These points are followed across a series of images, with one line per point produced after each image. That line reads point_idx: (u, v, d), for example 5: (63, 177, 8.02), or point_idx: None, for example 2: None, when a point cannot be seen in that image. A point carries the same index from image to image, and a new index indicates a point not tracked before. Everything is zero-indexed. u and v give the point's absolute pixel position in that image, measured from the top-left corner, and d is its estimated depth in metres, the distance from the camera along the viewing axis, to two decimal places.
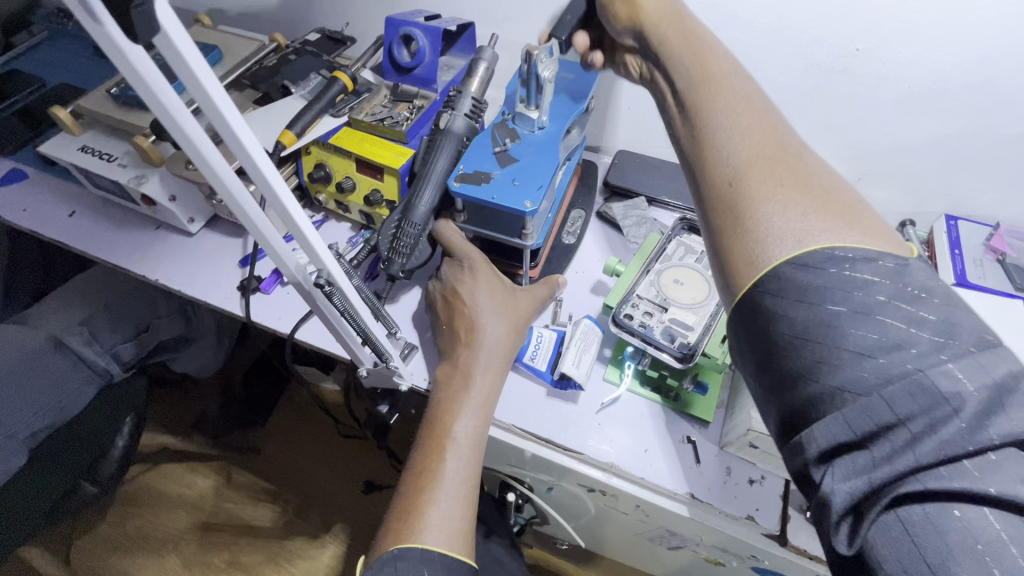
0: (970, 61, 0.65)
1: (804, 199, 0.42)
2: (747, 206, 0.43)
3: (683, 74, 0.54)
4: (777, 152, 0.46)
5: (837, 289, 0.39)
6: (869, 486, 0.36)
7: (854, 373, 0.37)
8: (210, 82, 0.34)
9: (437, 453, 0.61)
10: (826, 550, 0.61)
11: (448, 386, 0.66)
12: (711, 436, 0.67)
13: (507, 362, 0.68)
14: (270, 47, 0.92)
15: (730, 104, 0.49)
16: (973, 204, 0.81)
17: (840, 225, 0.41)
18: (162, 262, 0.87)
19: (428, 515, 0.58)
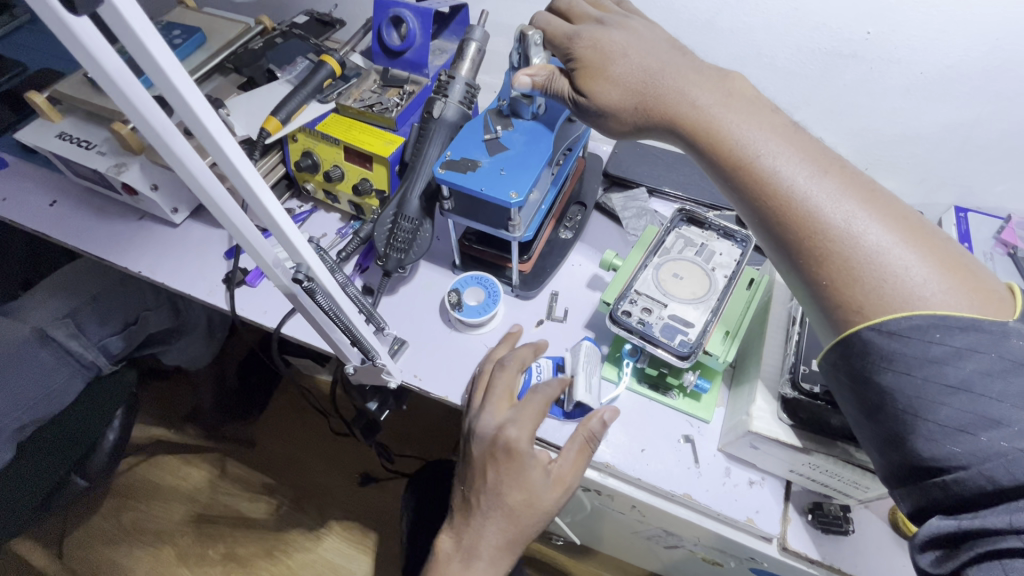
0: (988, 45, 0.62)
1: (897, 258, 0.40)
2: (833, 262, 0.42)
3: (697, 112, 0.51)
4: (871, 203, 0.43)
5: (936, 355, 0.37)
6: (958, 528, 0.37)
7: (961, 443, 0.37)
8: (166, 59, 0.31)
9: None
10: (829, 555, 0.58)
11: (447, 566, 0.59)
12: (710, 435, 0.65)
13: (523, 541, 0.60)
14: (256, 29, 0.88)
15: (769, 149, 0.46)
16: (985, 195, 0.78)
17: (950, 278, 0.39)
18: (146, 253, 0.84)
19: None
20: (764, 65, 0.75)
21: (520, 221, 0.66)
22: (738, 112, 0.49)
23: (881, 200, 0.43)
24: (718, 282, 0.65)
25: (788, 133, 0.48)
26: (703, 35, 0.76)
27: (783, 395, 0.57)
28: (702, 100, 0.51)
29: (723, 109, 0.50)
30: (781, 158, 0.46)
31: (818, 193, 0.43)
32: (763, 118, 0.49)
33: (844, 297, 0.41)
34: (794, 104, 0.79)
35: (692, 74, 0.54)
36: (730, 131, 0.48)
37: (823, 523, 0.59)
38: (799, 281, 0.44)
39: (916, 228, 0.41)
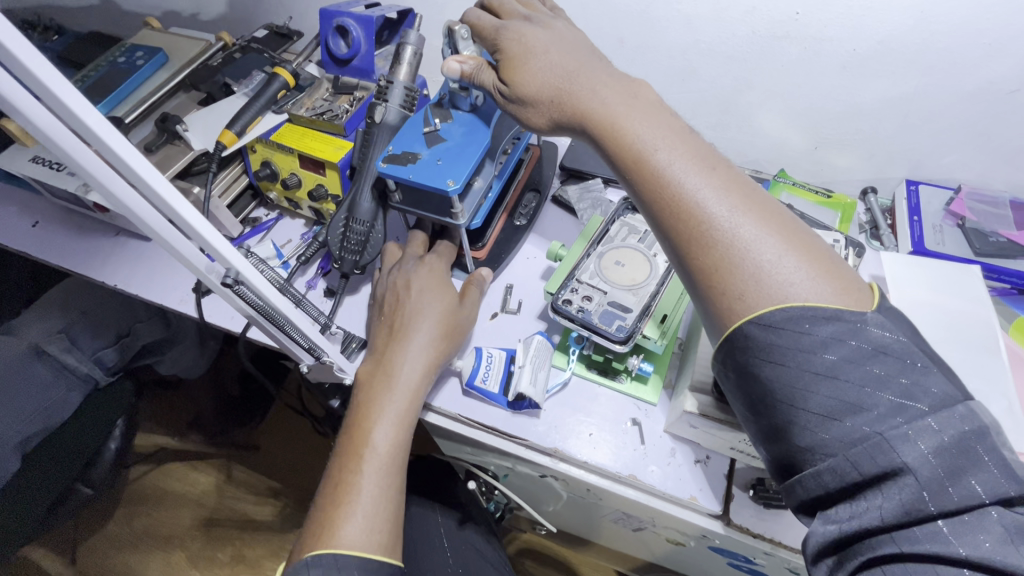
0: (913, 17, 0.63)
1: (771, 251, 0.43)
2: (716, 255, 0.45)
3: (602, 111, 0.54)
4: (749, 202, 0.46)
5: (806, 344, 0.40)
6: (840, 533, 0.39)
7: (830, 430, 0.40)
8: (45, 71, 0.34)
9: (354, 463, 0.56)
10: (771, 529, 0.59)
11: (369, 391, 0.61)
12: (657, 417, 0.66)
13: (442, 358, 0.64)
14: (216, 46, 0.91)
15: (664, 147, 0.50)
16: (935, 166, 0.78)
17: (814, 271, 0.43)
18: (123, 268, 0.88)
19: (355, 490, 0.55)
20: (703, 52, 0.76)
21: (463, 210, 0.67)
22: (637, 110, 0.53)
23: (758, 199, 0.47)
24: (659, 267, 0.66)
25: (678, 136, 0.51)
26: (641, 25, 0.76)
27: None
28: (607, 100, 0.54)
29: (625, 107, 0.53)
30: (674, 156, 0.49)
31: (702, 188, 0.47)
32: (660, 120, 0.52)
33: (725, 289, 0.44)
34: (738, 89, 0.79)
35: (591, 74, 0.57)
36: (630, 127, 0.51)
37: (765, 498, 0.59)
38: (688, 275, 0.47)
39: (787, 226, 0.46)
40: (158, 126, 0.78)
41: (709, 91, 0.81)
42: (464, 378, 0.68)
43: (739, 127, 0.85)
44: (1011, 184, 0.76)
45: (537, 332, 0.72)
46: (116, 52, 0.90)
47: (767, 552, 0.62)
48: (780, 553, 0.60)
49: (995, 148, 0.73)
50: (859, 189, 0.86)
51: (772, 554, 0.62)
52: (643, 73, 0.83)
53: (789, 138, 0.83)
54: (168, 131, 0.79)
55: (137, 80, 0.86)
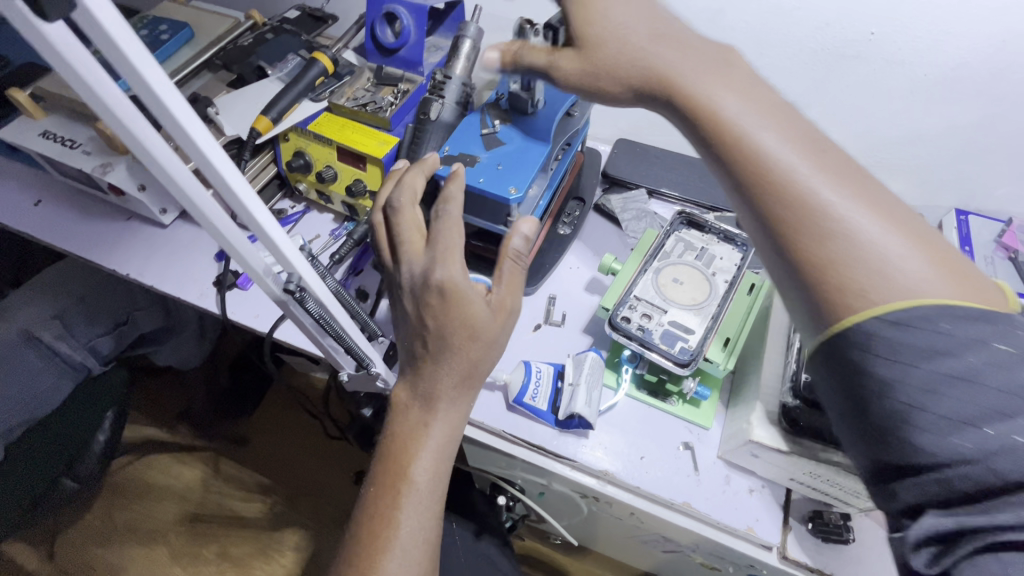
0: (992, 45, 0.61)
1: (888, 246, 0.37)
2: (831, 241, 0.38)
3: (685, 71, 0.46)
4: (859, 183, 0.40)
5: (942, 346, 0.35)
6: (955, 529, 0.35)
7: (966, 436, 0.34)
8: (133, 47, 0.28)
9: (390, 500, 0.50)
10: (828, 564, 0.57)
11: (406, 416, 0.53)
12: (710, 442, 0.64)
13: (479, 373, 0.54)
14: (245, 24, 0.86)
15: (760, 116, 0.43)
16: (986, 198, 0.78)
17: (939, 267, 0.37)
18: (135, 254, 0.82)
19: (397, 525, 0.49)
20: (766, 65, 0.74)
21: (519, 218, 0.64)
22: (726, 77, 0.45)
23: (868, 181, 0.40)
24: (719, 287, 0.64)
25: (760, 98, 0.44)
26: (705, 34, 0.74)
27: (783, 403, 0.57)
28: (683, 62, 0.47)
29: (707, 67, 0.46)
30: (772, 127, 0.42)
31: (803, 161, 0.40)
32: (746, 84, 0.45)
33: (838, 281, 0.37)
34: (795, 105, 0.77)
35: (663, 35, 0.48)
36: (719, 92, 0.44)
37: (824, 532, 0.58)
38: (787, 266, 0.40)
39: (904, 212, 0.39)
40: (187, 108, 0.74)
41: None
42: (512, 394, 0.65)
43: None
44: None
45: (587, 349, 0.69)
46: (138, 23, 0.84)
47: None
48: None
49: None
50: None
51: None
52: None
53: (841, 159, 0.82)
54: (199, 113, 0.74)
55: (161, 55, 0.80)
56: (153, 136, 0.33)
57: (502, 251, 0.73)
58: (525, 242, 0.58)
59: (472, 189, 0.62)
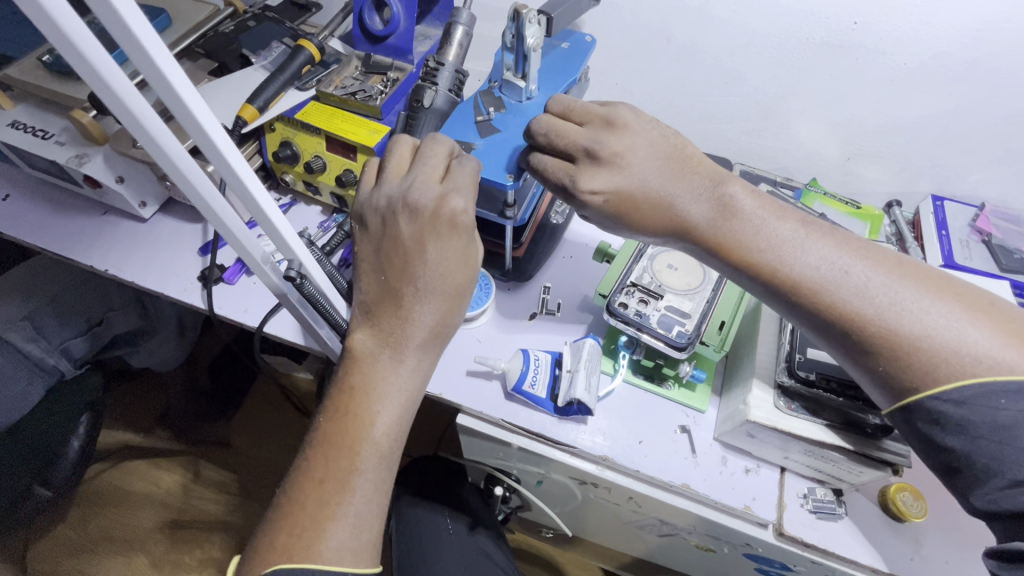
0: (969, 35, 0.64)
1: (890, 294, 0.45)
2: (885, 339, 0.44)
3: (700, 208, 0.52)
4: (881, 266, 0.47)
5: (1006, 420, 0.40)
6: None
7: None
8: (134, 16, 0.28)
9: (348, 457, 0.48)
10: (824, 539, 0.59)
11: (372, 365, 0.51)
12: (706, 425, 0.65)
13: (450, 334, 0.54)
14: (226, 11, 0.83)
15: (776, 241, 0.49)
16: (961, 184, 0.81)
17: (977, 330, 0.42)
18: (114, 249, 0.79)
19: (352, 485, 0.47)
20: (752, 55, 0.75)
21: (514, 206, 0.64)
22: (738, 207, 0.51)
23: (885, 261, 0.47)
24: (713, 272, 0.65)
25: (705, 181, 0.54)
26: (693, 25, 0.74)
27: (780, 383, 0.58)
28: (687, 194, 0.53)
29: (711, 201, 0.52)
30: (793, 247, 0.49)
31: (825, 271, 0.47)
32: (752, 200, 0.52)
33: (893, 369, 0.44)
34: (781, 95, 0.79)
35: (643, 150, 0.54)
36: (734, 228, 0.51)
37: (816, 508, 0.60)
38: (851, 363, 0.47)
39: (923, 281, 0.46)
40: None
41: (752, 96, 0.80)
42: (511, 382, 0.65)
43: (775, 134, 0.85)
44: None
45: (584, 336, 0.69)
46: None
47: (814, 563, 0.61)
48: (828, 564, 0.60)
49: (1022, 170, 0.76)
50: (883, 202, 0.88)
51: (818, 564, 0.61)
52: (686, 73, 0.81)
53: (824, 148, 0.84)
54: None
55: None
56: (146, 107, 0.32)
57: (495, 240, 0.72)
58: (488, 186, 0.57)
59: None
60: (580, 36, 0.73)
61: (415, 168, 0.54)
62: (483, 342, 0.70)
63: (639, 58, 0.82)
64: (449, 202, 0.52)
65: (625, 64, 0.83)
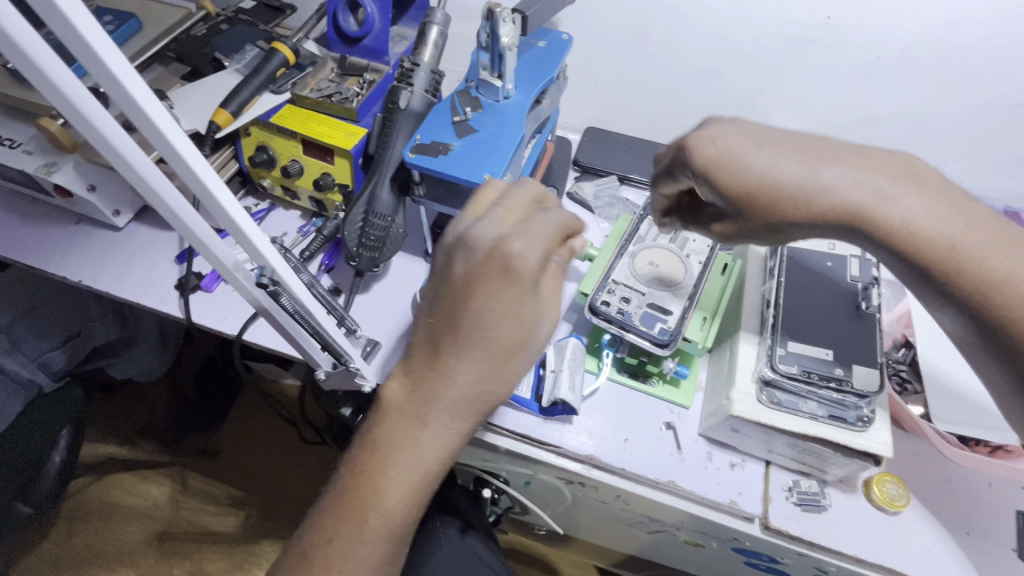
0: (940, 28, 0.64)
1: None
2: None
3: (845, 193, 0.48)
4: (1010, 249, 0.44)
5: None
6: None
7: None
8: (84, 21, 0.27)
9: (354, 521, 0.46)
10: (809, 531, 0.59)
11: (392, 424, 0.48)
12: (691, 421, 0.66)
13: (491, 402, 0.49)
14: (198, 15, 0.82)
15: (925, 215, 0.45)
16: (936, 174, 0.82)
17: None
18: (87, 259, 0.78)
19: (356, 549, 0.45)
20: (729, 51, 0.75)
21: None
22: (883, 189, 0.47)
23: (996, 230, 0.45)
24: (694, 268, 0.65)
25: (836, 160, 0.50)
26: (669, 22, 0.74)
27: (762, 377, 0.58)
28: (831, 179, 0.48)
29: (857, 181, 0.48)
30: (934, 222, 0.45)
31: (959, 237, 0.44)
32: (884, 180, 0.48)
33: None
34: (759, 90, 0.79)
35: (775, 147, 0.52)
36: (881, 206, 0.47)
37: (802, 501, 0.60)
38: (987, 352, 0.44)
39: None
40: None
41: (730, 91, 0.81)
42: None
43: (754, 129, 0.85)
44: (1004, 194, 0.82)
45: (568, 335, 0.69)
46: None
47: (800, 555, 0.61)
48: (814, 555, 0.60)
49: (996, 159, 0.77)
50: None
51: (804, 556, 0.61)
52: (664, 70, 0.81)
53: None
54: None
55: None
56: (105, 116, 0.31)
57: None
58: (572, 254, 0.54)
59: (447, 178, 0.60)
60: (557, 34, 0.72)
61: (488, 213, 0.52)
62: None
63: (617, 56, 0.82)
64: (506, 244, 0.48)
65: (603, 61, 0.83)
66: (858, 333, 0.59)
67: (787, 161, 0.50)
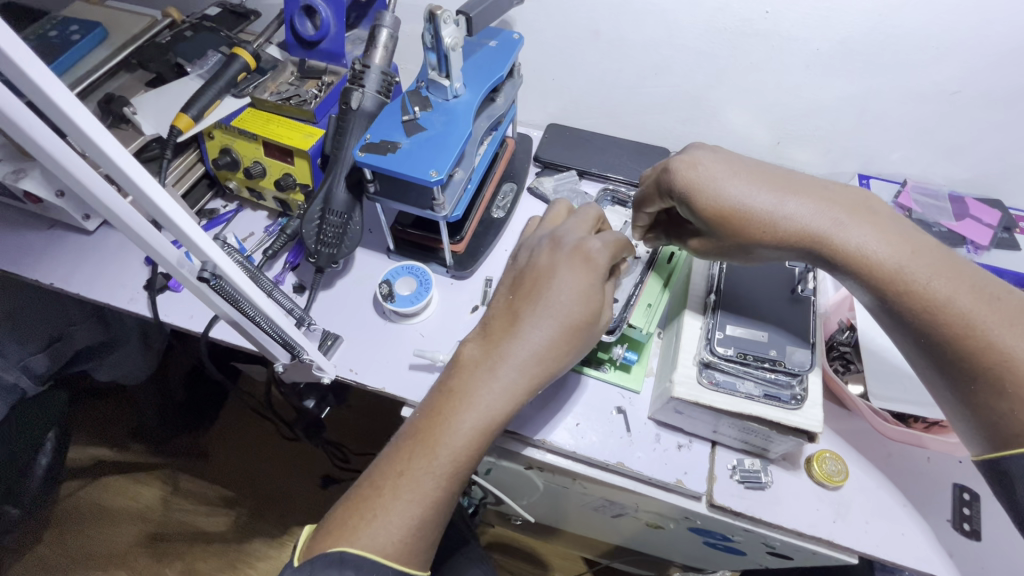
0: (872, 21, 0.67)
1: (972, 306, 0.48)
2: (982, 349, 0.47)
3: (810, 224, 0.53)
4: (956, 278, 0.50)
5: None
6: None
7: None
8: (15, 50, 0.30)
9: (417, 457, 0.51)
10: (751, 507, 0.62)
11: (466, 377, 0.54)
12: (641, 405, 0.68)
13: (555, 364, 0.55)
14: (163, 22, 0.84)
15: (884, 249, 0.51)
16: (884, 162, 0.85)
17: None
18: (61, 263, 0.80)
19: (415, 481, 0.50)
20: (676, 47, 0.77)
21: (443, 202, 0.65)
22: (842, 219, 0.53)
23: (951, 267, 0.50)
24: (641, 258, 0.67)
25: (800, 192, 0.55)
26: (617, 20, 0.77)
27: (701, 360, 0.60)
28: (801, 210, 0.54)
29: (820, 214, 0.53)
30: (892, 255, 0.51)
31: (914, 269, 0.50)
32: (845, 211, 0.53)
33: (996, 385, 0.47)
34: (709, 84, 0.81)
35: (749, 177, 0.56)
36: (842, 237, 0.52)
37: (744, 478, 0.63)
38: (941, 369, 0.50)
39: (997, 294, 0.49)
40: (101, 108, 0.72)
41: (681, 85, 0.83)
42: None
43: (709, 122, 0.88)
44: (949, 179, 0.84)
45: None
46: (46, 25, 0.81)
47: (746, 531, 0.64)
48: (759, 531, 0.62)
49: (938, 145, 0.80)
50: None
51: (750, 532, 0.64)
52: (617, 66, 0.83)
53: (754, 133, 0.87)
54: (114, 112, 0.73)
55: (72, 56, 0.78)
56: (46, 132, 0.34)
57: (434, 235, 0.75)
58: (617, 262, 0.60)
59: (396, 175, 0.62)
60: (508, 34, 0.74)
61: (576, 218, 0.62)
62: (425, 337, 0.72)
63: (571, 54, 0.84)
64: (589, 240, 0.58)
65: (559, 59, 0.85)
66: (792, 317, 0.61)
67: (759, 193, 0.55)
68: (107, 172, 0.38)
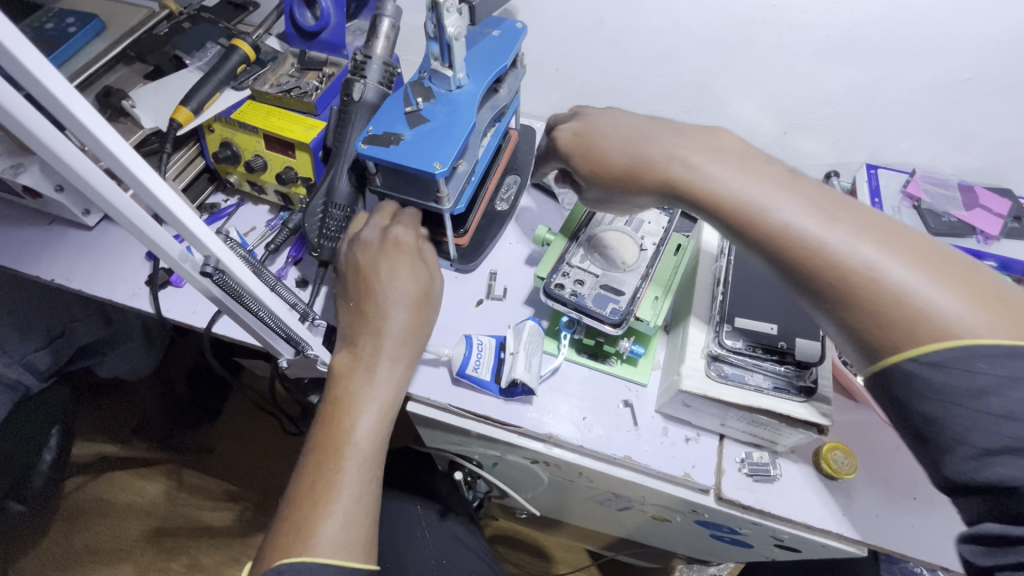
0: (882, 7, 0.65)
1: (917, 272, 0.42)
2: (903, 322, 0.41)
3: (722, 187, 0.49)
4: (885, 240, 0.44)
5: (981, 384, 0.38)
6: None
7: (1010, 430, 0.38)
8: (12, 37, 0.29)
9: (335, 461, 0.54)
10: (760, 500, 0.61)
11: (350, 378, 0.58)
12: (648, 398, 0.67)
13: (414, 348, 0.61)
14: (161, 14, 0.82)
15: (782, 211, 0.46)
16: (892, 151, 0.84)
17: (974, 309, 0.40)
18: (61, 258, 0.79)
19: (338, 480, 0.54)
20: (681, 36, 0.76)
21: (447, 195, 0.64)
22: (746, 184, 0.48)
23: (879, 230, 0.44)
24: (649, 250, 0.67)
25: (732, 155, 0.51)
26: (621, 8, 0.75)
27: (712, 353, 0.59)
28: (709, 174, 0.50)
29: (739, 176, 0.49)
30: (796, 217, 0.46)
31: (823, 233, 0.44)
32: (759, 173, 0.49)
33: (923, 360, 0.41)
34: (715, 73, 0.80)
35: (675, 142, 0.53)
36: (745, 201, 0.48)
37: (753, 471, 0.62)
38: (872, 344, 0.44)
39: (933, 262, 0.43)
40: (100, 102, 0.71)
41: (686, 75, 0.82)
42: (455, 365, 0.66)
43: (715, 112, 0.87)
44: (958, 168, 0.83)
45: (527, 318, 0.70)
46: (42, 16, 0.80)
47: (754, 523, 0.63)
48: (767, 523, 0.62)
49: (947, 134, 0.78)
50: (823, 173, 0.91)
51: (758, 525, 0.63)
52: (621, 55, 0.82)
53: (761, 122, 0.86)
54: (111, 106, 0.72)
55: (69, 49, 0.76)
56: (44, 124, 0.33)
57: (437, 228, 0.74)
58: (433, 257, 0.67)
59: (399, 167, 0.62)
60: (511, 23, 0.73)
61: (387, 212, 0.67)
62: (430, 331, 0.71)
63: (574, 43, 0.83)
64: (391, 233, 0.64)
65: (563, 49, 0.84)
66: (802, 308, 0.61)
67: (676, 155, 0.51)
68: (108, 166, 0.37)
